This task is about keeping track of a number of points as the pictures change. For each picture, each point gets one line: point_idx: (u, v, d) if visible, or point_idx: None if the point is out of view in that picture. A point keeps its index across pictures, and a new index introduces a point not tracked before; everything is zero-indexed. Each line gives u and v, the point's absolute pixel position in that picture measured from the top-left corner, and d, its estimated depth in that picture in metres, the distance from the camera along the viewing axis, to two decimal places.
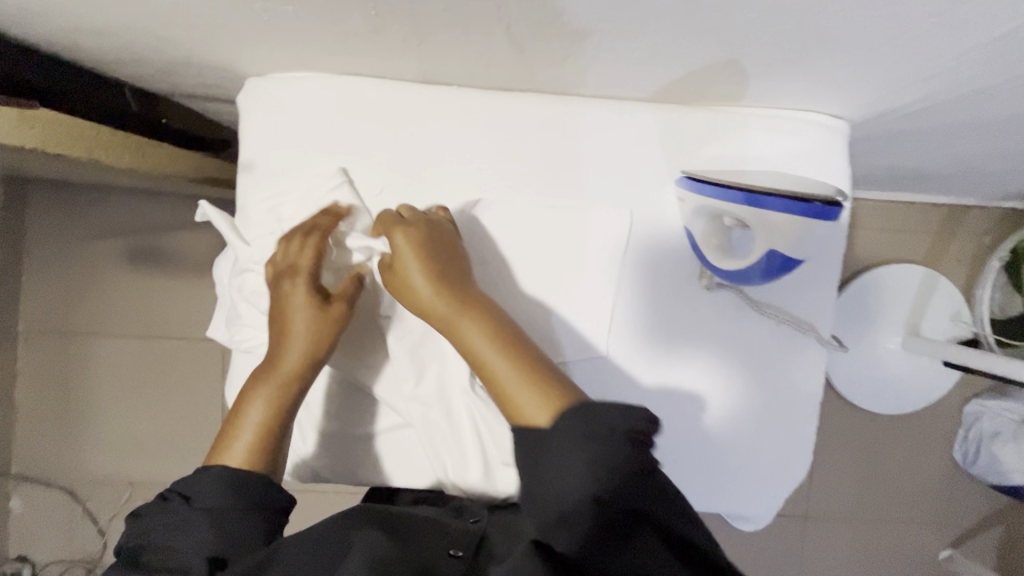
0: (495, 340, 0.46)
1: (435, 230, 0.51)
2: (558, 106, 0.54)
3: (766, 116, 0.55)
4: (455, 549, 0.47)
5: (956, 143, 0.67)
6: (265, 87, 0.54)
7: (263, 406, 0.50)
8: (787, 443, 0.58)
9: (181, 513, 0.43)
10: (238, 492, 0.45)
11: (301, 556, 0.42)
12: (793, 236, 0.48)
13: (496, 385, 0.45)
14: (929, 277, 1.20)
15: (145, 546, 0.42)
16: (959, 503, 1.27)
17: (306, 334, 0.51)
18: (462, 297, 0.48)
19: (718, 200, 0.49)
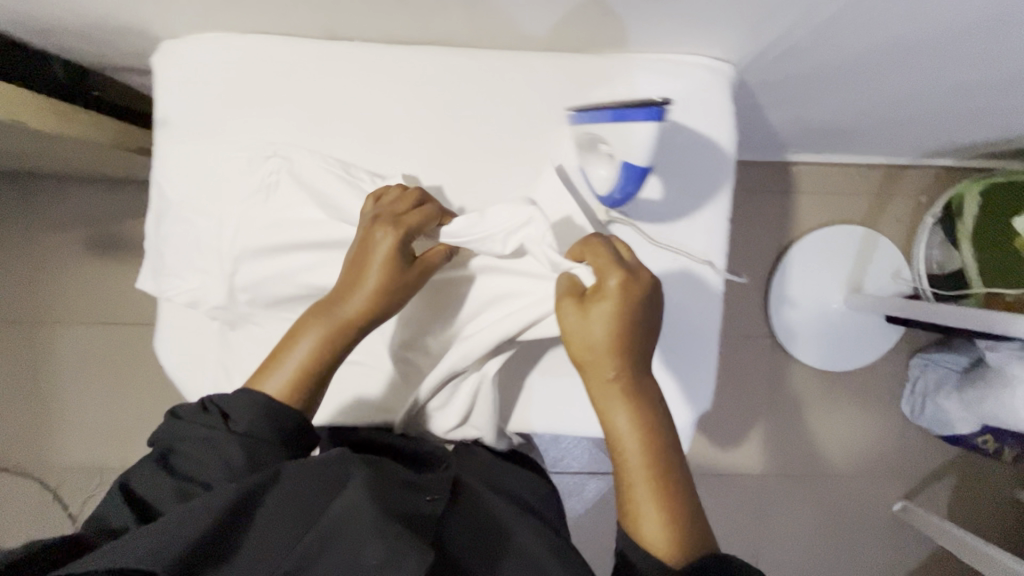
0: (642, 430, 0.48)
1: (639, 301, 0.50)
2: (453, 57, 0.58)
3: (650, 60, 0.59)
4: (430, 495, 0.52)
5: (848, 85, 0.71)
6: (178, 48, 0.58)
7: (313, 343, 0.53)
8: (698, 372, 0.61)
9: (215, 429, 0.49)
10: (269, 421, 0.50)
11: (300, 488, 0.45)
12: (626, 142, 0.50)
13: (624, 468, 0.48)
14: (868, 236, 1.24)
15: (178, 450, 0.49)
16: (911, 455, 1.31)
17: (373, 291, 0.53)
18: (633, 384, 0.49)
19: (590, 123, 0.52)
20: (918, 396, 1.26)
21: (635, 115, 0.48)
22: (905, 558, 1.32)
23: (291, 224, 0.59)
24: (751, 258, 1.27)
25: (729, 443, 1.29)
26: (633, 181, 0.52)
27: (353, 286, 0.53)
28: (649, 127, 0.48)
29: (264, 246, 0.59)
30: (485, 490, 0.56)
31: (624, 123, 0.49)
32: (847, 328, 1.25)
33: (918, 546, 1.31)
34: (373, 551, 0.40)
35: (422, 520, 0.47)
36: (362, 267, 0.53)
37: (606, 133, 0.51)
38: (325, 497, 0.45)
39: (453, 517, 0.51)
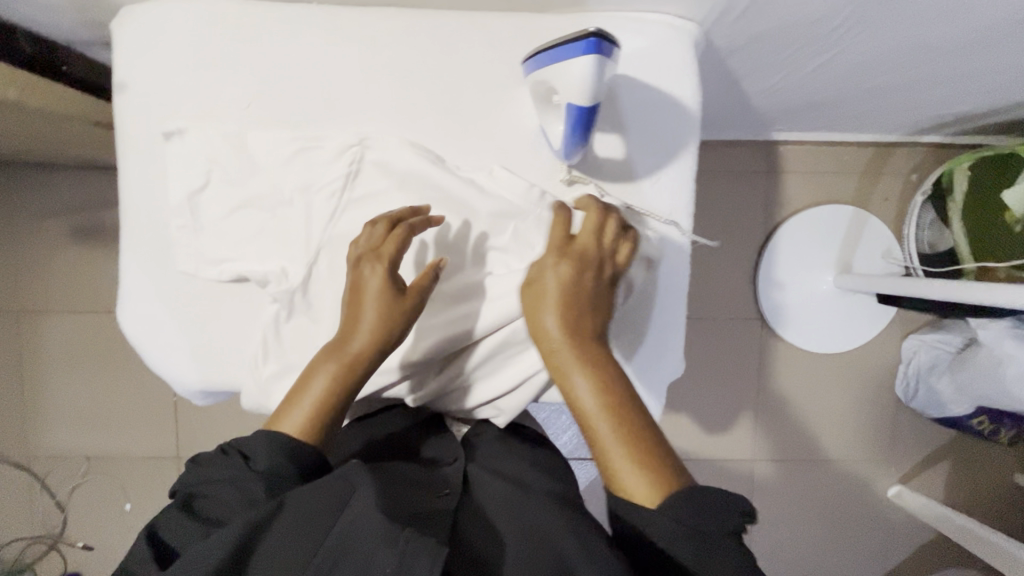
0: (603, 391, 0.45)
1: (585, 261, 0.50)
2: (413, 18, 0.57)
3: (612, 18, 0.58)
4: (441, 490, 0.52)
5: (817, 49, 0.70)
6: (134, 12, 0.57)
7: (325, 382, 0.52)
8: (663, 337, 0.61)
9: (237, 469, 0.47)
10: (285, 457, 0.48)
11: (307, 505, 0.44)
12: (565, 83, 0.47)
13: (595, 432, 0.45)
14: (857, 216, 1.22)
15: (200, 493, 0.47)
16: (904, 439, 1.29)
17: (379, 320, 0.52)
18: (589, 348, 0.48)
19: (532, 72, 0.51)
20: (911, 377, 1.24)
21: (567, 53, 0.46)
22: (899, 542, 1.30)
23: (247, 190, 0.57)
24: (738, 239, 1.26)
25: (719, 426, 1.28)
26: (581, 126, 0.50)
27: (362, 320, 0.52)
28: (583, 62, 0.45)
29: (223, 213, 0.58)
30: (495, 477, 0.55)
31: (560, 61, 0.46)
32: (838, 310, 1.23)
33: (912, 530, 1.30)
34: (383, 560, 0.39)
35: (435, 519, 0.47)
36: (366, 295, 0.52)
37: (548, 77, 0.49)
38: (332, 507, 0.43)
39: (466, 508, 0.51)
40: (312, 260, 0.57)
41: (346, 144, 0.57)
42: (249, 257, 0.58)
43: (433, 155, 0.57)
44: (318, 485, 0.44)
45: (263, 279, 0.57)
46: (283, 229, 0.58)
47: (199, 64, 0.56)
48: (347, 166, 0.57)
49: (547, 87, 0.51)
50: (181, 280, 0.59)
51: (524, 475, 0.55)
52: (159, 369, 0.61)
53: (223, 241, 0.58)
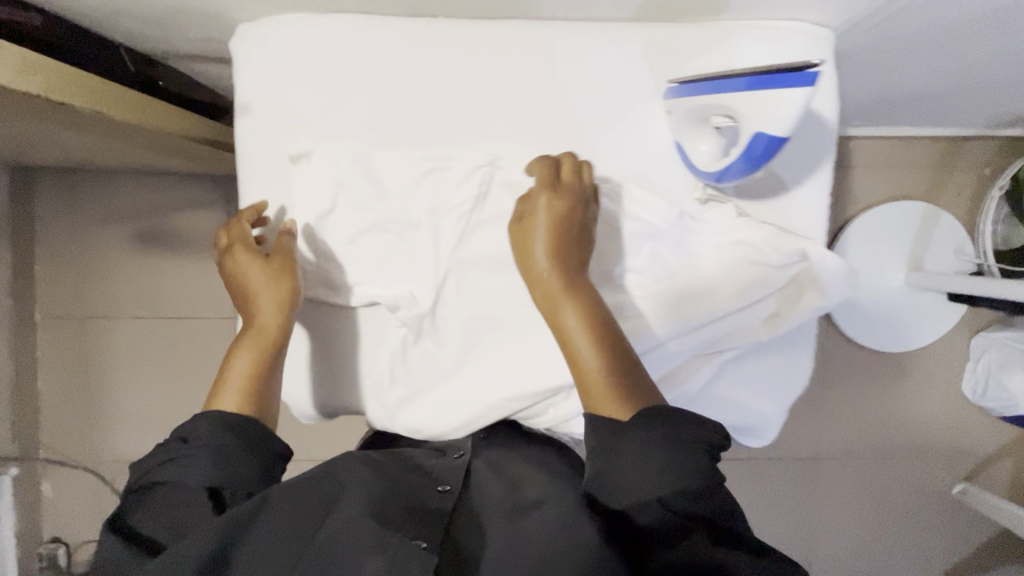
0: (584, 318, 0.49)
1: (574, 200, 0.53)
2: (541, 31, 0.55)
3: (748, 27, 0.56)
4: (442, 485, 0.50)
5: (939, 57, 0.66)
6: (258, 29, 0.56)
7: (248, 358, 0.54)
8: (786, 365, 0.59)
9: (182, 454, 0.48)
10: (228, 432, 0.49)
11: (294, 504, 0.44)
12: (768, 113, 0.46)
13: (575, 356, 0.48)
14: (930, 212, 1.19)
15: (152, 483, 0.47)
16: (971, 437, 1.25)
17: (272, 291, 0.55)
18: (573, 280, 0.51)
19: (708, 95, 0.49)
20: (979, 375, 1.19)
21: (778, 83, 0.45)
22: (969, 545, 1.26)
23: (375, 211, 0.57)
24: None
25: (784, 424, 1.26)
26: (759, 152, 0.49)
27: (256, 293, 0.55)
28: (799, 94, 0.45)
29: (350, 236, 0.57)
30: (495, 471, 0.52)
31: (768, 91, 0.45)
32: (909, 308, 1.19)
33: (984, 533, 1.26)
34: (373, 564, 0.40)
35: (431, 513, 0.46)
36: (248, 274, 0.56)
37: (741, 104, 0.47)
38: (322, 505, 0.45)
39: (466, 503, 0.49)
40: (439, 287, 0.57)
41: (479, 163, 0.55)
42: (377, 281, 0.58)
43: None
44: (309, 484, 0.46)
45: (400, 303, 0.57)
46: (412, 252, 0.57)
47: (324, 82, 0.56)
48: (478, 185, 0.55)
49: (717, 109, 0.50)
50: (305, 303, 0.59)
51: (525, 463, 0.53)
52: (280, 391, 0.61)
53: (350, 264, 0.58)
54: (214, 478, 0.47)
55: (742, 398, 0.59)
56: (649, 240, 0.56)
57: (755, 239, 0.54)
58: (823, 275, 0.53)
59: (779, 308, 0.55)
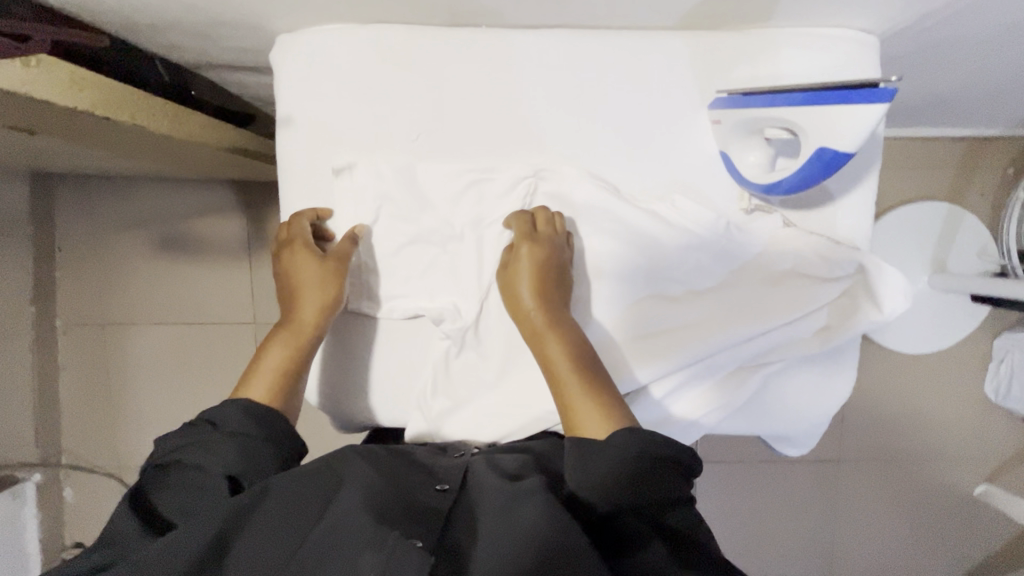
0: (565, 354, 0.51)
1: (550, 243, 0.55)
2: (583, 40, 0.55)
3: (793, 35, 0.55)
4: (441, 484, 0.49)
5: (982, 60, 0.65)
6: (297, 41, 0.56)
7: (284, 352, 0.55)
8: (831, 381, 0.58)
9: (204, 434, 0.48)
10: (256, 423, 0.50)
11: (288, 500, 0.44)
12: (839, 129, 0.45)
13: (560, 388, 0.50)
14: (953, 212, 1.17)
15: (173, 463, 0.47)
16: (995, 438, 1.23)
17: (318, 295, 0.56)
18: (556, 320, 0.53)
19: (765, 109, 0.48)
20: (1003, 376, 1.17)
21: (859, 98, 0.44)
22: (999, 551, 1.24)
23: (418, 225, 0.58)
24: None
25: None
26: (822, 165, 0.48)
27: (302, 294, 0.57)
28: (878, 111, 0.43)
29: (394, 249, 0.59)
30: (493, 469, 0.50)
31: (841, 106, 0.44)
32: (930, 309, 1.19)
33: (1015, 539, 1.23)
34: (369, 559, 0.39)
35: (426, 512, 0.44)
36: (299, 272, 0.57)
37: (810, 118, 0.46)
38: (318, 500, 0.44)
39: (464, 501, 0.47)
40: (484, 298, 0.58)
41: (523, 174, 0.56)
42: (420, 294, 0.59)
43: (609, 185, 0.56)
44: (306, 478, 0.46)
45: (449, 317, 0.58)
46: (454, 264, 0.59)
47: (366, 94, 0.56)
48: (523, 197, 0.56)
49: (775, 122, 0.49)
50: (347, 316, 0.60)
51: (525, 461, 0.51)
52: (321, 404, 0.61)
53: (395, 276, 0.59)
54: (235, 466, 0.47)
55: (782, 415, 0.59)
56: (694, 250, 0.56)
57: (801, 248, 0.54)
58: (883, 288, 0.53)
59: (831, 320, 0.55)
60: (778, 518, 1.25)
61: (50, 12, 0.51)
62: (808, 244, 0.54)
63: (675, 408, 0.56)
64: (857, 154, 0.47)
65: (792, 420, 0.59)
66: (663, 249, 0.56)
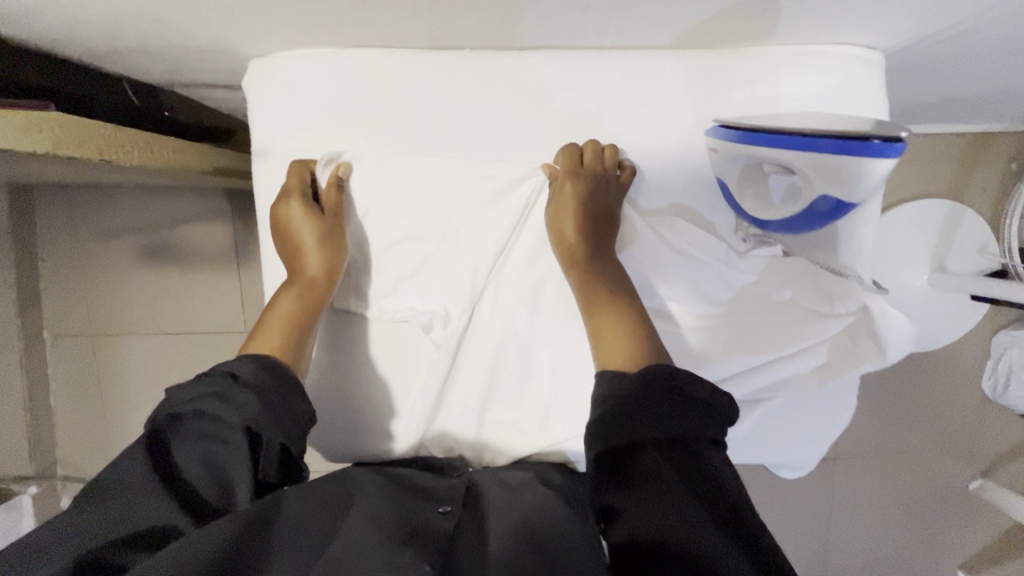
0: (607, 296, 0.50)
1: (600, 180, 0.52)
2: (575, 59, 0.52)
3: (794, 54, 0.52)
4: (443, 506, 0.46)
5: (993, 70, 0.61)
6: (273, 67, 0.53)
7: (292, 304, 0.54)
8: (830, 412, 0.58)
9: (225, 387, 0.46)
10: (271, 377, 0.48)
11: (298, 518, 0.41)
12: (850, 179, 0.44)
13: (595, 317, 0.50)
14: (954, 209, 1.14)
15: (191, 413, 0.45)
16: (989, 433, 1.23)
17: (323, 246, 0.55)
18: (599, 258, 0.52)
19: (761, 148, 0.46)
20: (1000, 374, 1.17)
21: (871, 152, 0.42)
22: (995, 544, 1.24)
23: (414, 220, 0.56)
24: None
25: None
26: (824, 209, 0.48)
27: (304, 243, 0.55)
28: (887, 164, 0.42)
29: (387, 245, 0.57)
30: (501, 488, 0.49)
31: (842, 156, 0.43)
32: (930, 308, 1.17)
33: (1011, 532, 1.23)
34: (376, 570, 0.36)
35: (431, 534, 0.41)
36: (295, 223, 0.55)
37: (827, 165, 0.44)
38: (325, 520, 0.41)
39: (469, 519, 0.45)
40: (476, 304, 0.57)
41: (522, 175, 0.54)
42: (411, 296, 0.57)
43: (617, 187, 0.54)
44: (313, 498, 0.44)
45: (438, 325, 0.57)
46: (447, 263, 0.56)
47: (348, 123, 0.53)
48: (524, 199, 0.55)
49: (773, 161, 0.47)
50: (336, 348, 0.59)
51: (529, 479, 0.51)
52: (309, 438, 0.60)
53: (386, 277, 0.57)
54: (256, 419, 0.45)
55: (783, 444, 0.58)
56: (693, 273, 0.54)
57: (797, 272, 0.54)
58: (884, 328, 0.52)
59: (830, 356, 0.54)
60: (775, 515, 1.25)
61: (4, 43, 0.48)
62: (802, 273, 0.54)
63: None
64: (855, 203, 0.46)
65: (794, 448, 0.58)
66: (658, 265, 0.54)
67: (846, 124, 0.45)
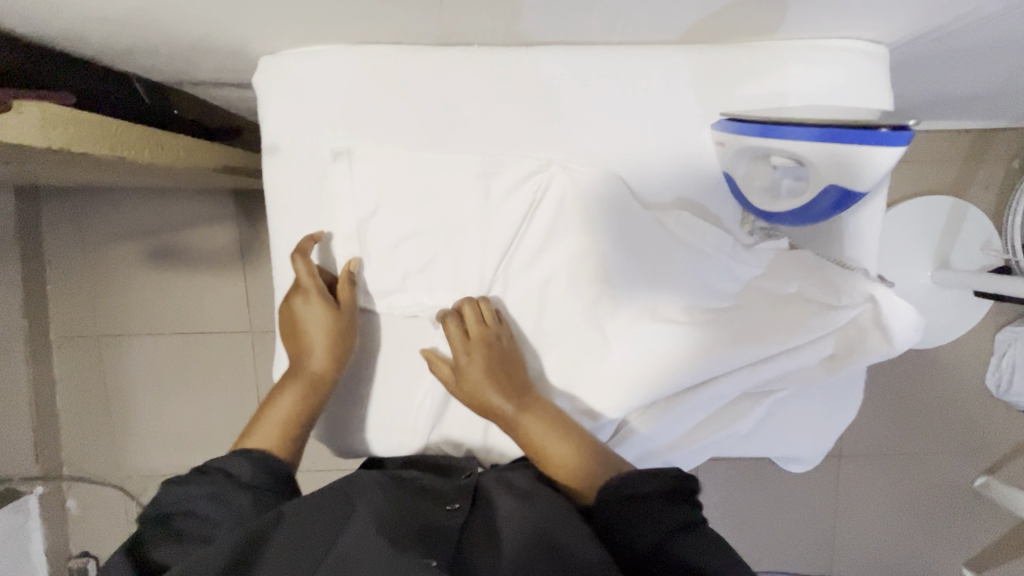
0: (549, 432, 0.53)
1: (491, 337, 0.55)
2: (581, 55, 0.53)
3: (799, 49, 0.53)
4: (450, 505, 0.48)
5: (996, 65, 0.62)
6: (282, 65, 0.53)
7: (292, 400, 0.56)
8: (837, 403, 0.58)
9: (219, 485, 0.48)
10: (267, 475, 0.50)
11: (302, 528, 0.42)
12: (855, 168, 0.44)
13: (546, 456, 0.53)
14: (957, 206, 1.14)
15: (180, 514, 0.46)
16: (993, 430, 1.23)
17: (327, 341, 0.56)
18: (524, 398, 0.55)
19: (758, 139, 0.47)
20: (1005, 369, 1.18)
21: (875, 140, 0.42)
22: (1000, 541, 1.24)
23: (421, 219, 0.56)
24: None
25: None
26: (834, 199, 0.47)
27: (311, 340, 0.56)
28: (893, 153, 0.43)
29: (394, 242, 0.57)
30: (507, 489, 0.50)
31: (851, 147, 0.43)
32: (934, 305, 1.17)
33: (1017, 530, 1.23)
34: None
35: (438, 534, 0.43)
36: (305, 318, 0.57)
37: (817, 155, 0.45)
38: (333, 525, 0.43)
39: (477, 520, 0.46)
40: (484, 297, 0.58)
41: (529, 172, 0.54)
42: (418, 292, 0.58)
43: (625, 187, 0.54)
44: (319, 505, 0.45)
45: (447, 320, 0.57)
46: (456, 260, 0.57)
47: (357, 120, 0.54)
48: (530, 196, 0.55)
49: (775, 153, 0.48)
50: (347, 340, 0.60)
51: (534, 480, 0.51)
52: (320, 432, 0.61)
53: (393, 271, 0.57)
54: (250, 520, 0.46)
55: (789, 436, 0.59)
56: (700, 266, 0.55)
57: (803, 264, 0.54)
58: (893, 319, 0.52)
59: (838, 347, 0.54)
60: (781, 513, 1.25)
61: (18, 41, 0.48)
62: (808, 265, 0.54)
63: (681, 423, 0.57)
64: (867, 189, 0.46)
65: (800, 441, 0.59)
66: (663, 262, 0.55)
67: (851, 116, 0.45)
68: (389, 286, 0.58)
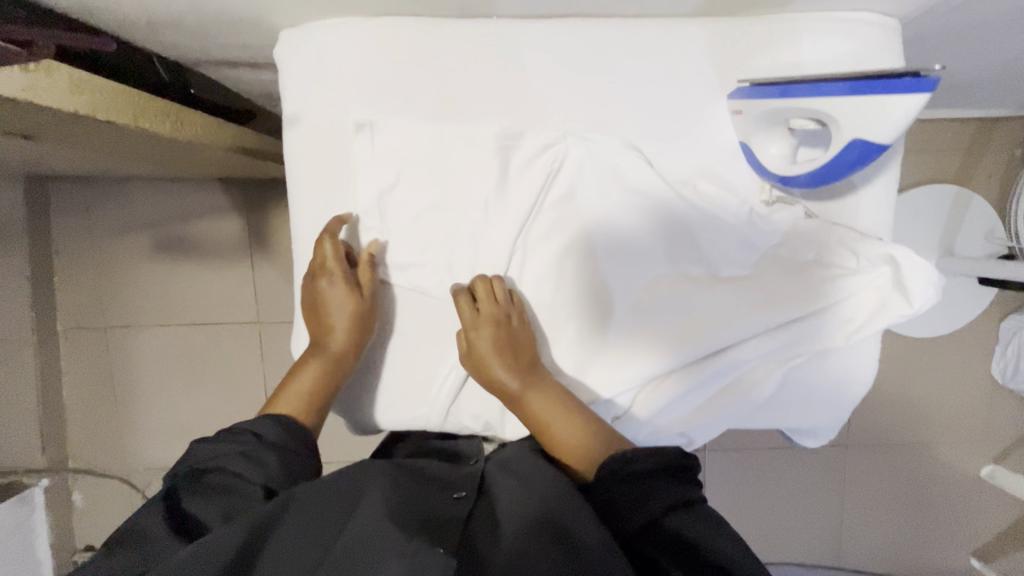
0: (554, 410, 0.53)
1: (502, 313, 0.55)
2: (600, 27, 0.53)
3: (814, 20, 0.53)
4: (456, 493, 0.48)
5: (1003, 44, 0.63)
6: (304, 39, 0.54)
7: (313, 376, 0.57)
8: (854, 374, 0.58)
9: (248, 445, 0.49)
10: (292, 437, 0.52)
11: (309, 511, 0.41)
12: (877, 119, 0.44)
13: (548, 433, 0.53)
14: (961, 195, 1.15)
15: (209, 469, 0.47)
16: (999, 419, 1.23)
17: (349, 326, 0.56)
18: (532, 376, 0.55)
19: (777, 100, 0.48)
20: (1011, 357, 1.17)
21: (902, 88, 0.42)
22: (1007, 530, 1.24)
23: (441, 191, 0.56)
24: None
25: None
26: (854, 158, 0.48)
27: (332, 319, 0.57)
28: (919, 101, 0.43)
29: (413, 216, 0.57)
30: (509, 475, 0.50)
31: (879, 96, 0.43)
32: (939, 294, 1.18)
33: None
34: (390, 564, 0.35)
35: (444, 521, 0.43)
36: (326, 297, 0.57)
37: (840, 107, 0.46)
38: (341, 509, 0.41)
39: (483, 508, 0.46)
40: (505, 271, 0.58)
41: (549, 142, 0.55)
42: (437, 265, 0.58)
43: (642, 156, 0.54)
44: (327, 489, 0.43)
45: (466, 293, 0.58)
46: (475, 234, 0.57)
47: (378, 92, 0.54)
48: (549, 165, 0.55)
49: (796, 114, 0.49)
50: None
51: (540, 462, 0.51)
52: (337, 407, 0.61)
53: (413, 244, 0.58)
54: (277, 480, 0.48)
55: (806, 407, 0.59)
56: (720, 234, 0.55)
57: (820, 232, 0.55)
58: (910, 279, 0.52)
59: (855, 315, 0.55)
60: (789, 504, 1.25)
61: (43, 12, 0.49)
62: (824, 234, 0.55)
63: (700, 392, 0.57)
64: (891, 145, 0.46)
65: (815, 413, 0.59)
66: (682, 233, 0.55)
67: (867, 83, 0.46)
68: (407, 259, 0.58)
